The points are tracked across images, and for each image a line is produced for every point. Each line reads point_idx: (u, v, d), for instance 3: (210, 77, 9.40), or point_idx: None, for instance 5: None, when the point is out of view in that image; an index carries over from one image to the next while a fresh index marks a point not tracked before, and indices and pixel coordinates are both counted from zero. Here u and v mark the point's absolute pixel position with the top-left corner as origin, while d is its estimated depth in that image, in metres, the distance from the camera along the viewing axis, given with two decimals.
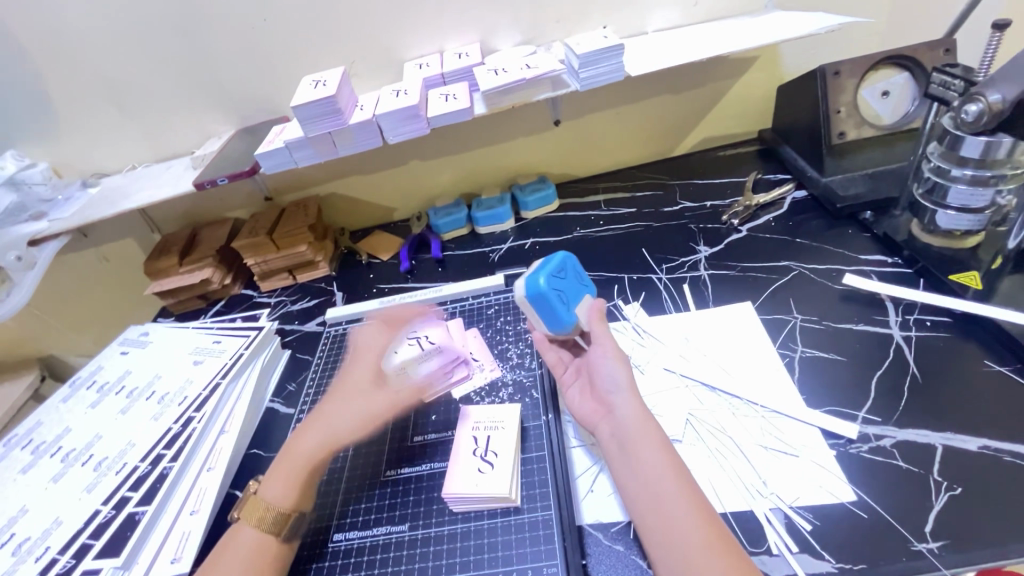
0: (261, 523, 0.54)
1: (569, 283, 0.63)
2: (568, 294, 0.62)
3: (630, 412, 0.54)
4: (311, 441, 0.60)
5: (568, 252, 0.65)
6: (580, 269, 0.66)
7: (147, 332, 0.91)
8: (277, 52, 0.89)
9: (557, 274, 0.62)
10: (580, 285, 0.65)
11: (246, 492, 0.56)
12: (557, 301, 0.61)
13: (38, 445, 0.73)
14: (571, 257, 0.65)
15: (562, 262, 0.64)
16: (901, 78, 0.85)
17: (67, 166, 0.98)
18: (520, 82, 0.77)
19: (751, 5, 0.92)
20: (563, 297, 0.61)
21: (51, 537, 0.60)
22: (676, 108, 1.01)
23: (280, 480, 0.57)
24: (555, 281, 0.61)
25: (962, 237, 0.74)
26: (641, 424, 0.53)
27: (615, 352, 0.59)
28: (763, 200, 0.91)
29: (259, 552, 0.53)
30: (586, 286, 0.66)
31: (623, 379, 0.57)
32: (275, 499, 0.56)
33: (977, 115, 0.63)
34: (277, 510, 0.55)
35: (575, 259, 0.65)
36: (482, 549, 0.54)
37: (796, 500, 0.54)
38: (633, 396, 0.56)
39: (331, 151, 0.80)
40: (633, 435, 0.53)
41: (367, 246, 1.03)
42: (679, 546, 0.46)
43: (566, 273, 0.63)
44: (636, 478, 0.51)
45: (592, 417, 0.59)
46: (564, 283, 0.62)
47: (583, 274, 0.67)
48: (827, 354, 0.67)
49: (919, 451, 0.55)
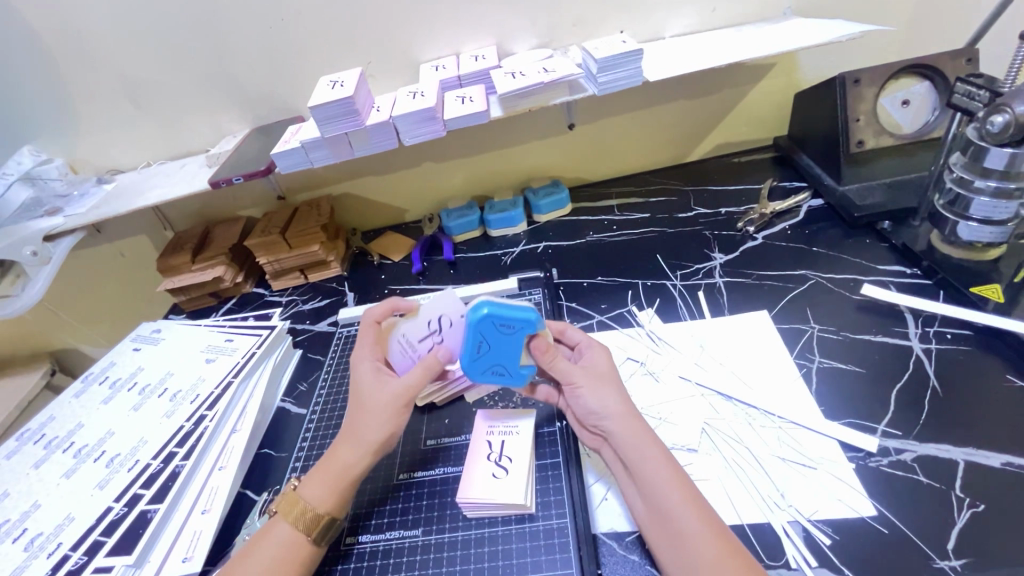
0: (298, 521, 0.54)
1: (496, 349, 0.58)
2: (502, 359, 0.59)
3: (621, 436, 0.53)
4: (358, 452, 0.57)
5: (476, 316, 0.57)
6: (502, 318, 0.57)
7: (159, 328, 0.91)
8: (294, 51, 0.89)
9: (477, 353, 0.59)
10: (510, 335, 0.58)
11: (286, 487, 0.57)
12: (498, 377, 0.60)
13: (51, 440, 0.73)
14: (482, 320, 0.57)
15: (476, 333, 0.58)
16: (921, 87, 0.83)
17: (83, 162, 0.98)
18: (537, 85, 0.76)
19: (769, 12, 0.92)
20: (500, 366, 0.60)
21: (62, 533, 0.60)
22: (692, 114, 1.01)
23: (324, 482, 0.56)
24: (481, 364, 0.59)
25: (984, 249, 0.73)
26: (638, 443, 0.52)
27: (594, 379, 0.57)
28: (778, 208, 0.90)
29: (289, 551, 0.53)
30: (520, 328, 0.57)
31: (609, 405, 0.55)
32: (319, 503, 0.55)
33: (1003, 126, 0.63)
34: (321, 513, 0.54)
35: (487, 319, 0.57)
36: (496, 556, 0.54)
37: (814, 513, 0.53)
38: (628, 419, 0.54)
39: (346, 152, 0.80)
40: (630, 457, 0.52)
41: (379, 247, 1.03)
42: (690, 559, 0.45)
43: (486, 342, 0.58)
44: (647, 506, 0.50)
45: (594, 441, 0.59)
46: (493, 353, 0.59)
47: (508, 319, 0.57)
48: (844, 365, 0.66)
49: (941, 467, 0.54)
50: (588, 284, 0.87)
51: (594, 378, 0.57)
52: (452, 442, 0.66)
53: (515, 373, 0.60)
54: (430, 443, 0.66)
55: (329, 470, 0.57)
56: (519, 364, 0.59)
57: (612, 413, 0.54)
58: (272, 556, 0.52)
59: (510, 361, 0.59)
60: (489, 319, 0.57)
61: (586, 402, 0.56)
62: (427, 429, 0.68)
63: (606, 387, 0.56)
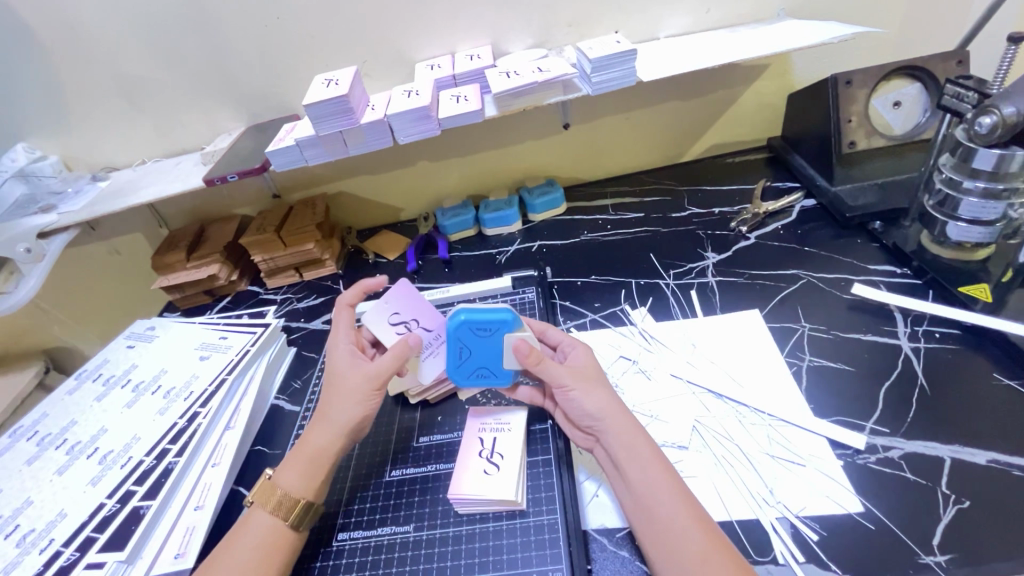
0: (278, 508, 0.54)
1: (477, 353, 0.61)
2: (485, 362, 0.61)
3: (613, 435, 0.53)
4: (328, 435, 0.58)
5: (456, 322, 0.60)
6: (477, 322, 0.60)
7: (153, 326, 0.91)
8: (288, 50, 0.89)
9: (460, 360, 0.61)
10: (489, 338, 0.60)
11: (262, 476, 0.56)
12: (484, 379, 0.62)
13: (44, 437, 0.73)
14: (460, 326, 0.60)
15: (455, 340, 0.60)
16: (912, 89, 0.84)
17: (77, 160, 0.98)
18: (531, 85, 0.76)
19: (762, 13, 0.92)
20: (484, 369, 0.62)
21: (55, 529, 0.60)
22: (685, 114, 1.01)
23: (299, 467, 0.57)
24: (467, 367, 0.62)
25: (974, 249, 0.74)
26: (629, 442, 0.53)
27: (583, 379, 0.57)
28: (772, 208, 0.90)
29: (272, 538, 0.53)
30: (497, 329, 0.60)
31: (600, 406, 0.55)
32: (295, 488, 0.56)
33: (990, 128, 0.64)
34: (298, 498, 0.55)
35: (464, 325, 0.60)
36: (488, 552, 0.54)
37: (803, 509, 0.53)
38: (619, 419, 0.54)
39: (341, 150, 0.80)
40: (621, 456, 0.52)
41: (374, 246, 1.04)
42: (681, 555, 0.46)
43: (467, 346, 0.61)
44: (636, 506, 0.50)
45: (586, 442, 0.59)
46: (475, 358, 0.61)
47: (484, 322, 0.60)
48: (835, 363, 0.67)
49: (928, 463, 0.55)
50: (582, 283, 0.88)
51: (584, 379, 0.57)
52: (445, 439, 0.66)
53: (499, 373, 0.62)
54: (423, 440, 0.66)
55: (301, 455, 0.58)
56: (502, 364, 0.62)
57: (604, 413, 0.55)
58: (254, 546, 0.52)
59: (492, 361, 0.61)
60: (465, 325, 0.60)
61: (577, 403, 0.56)
62: (421, 426, 0.68)
63: (595, 389, 0.57)
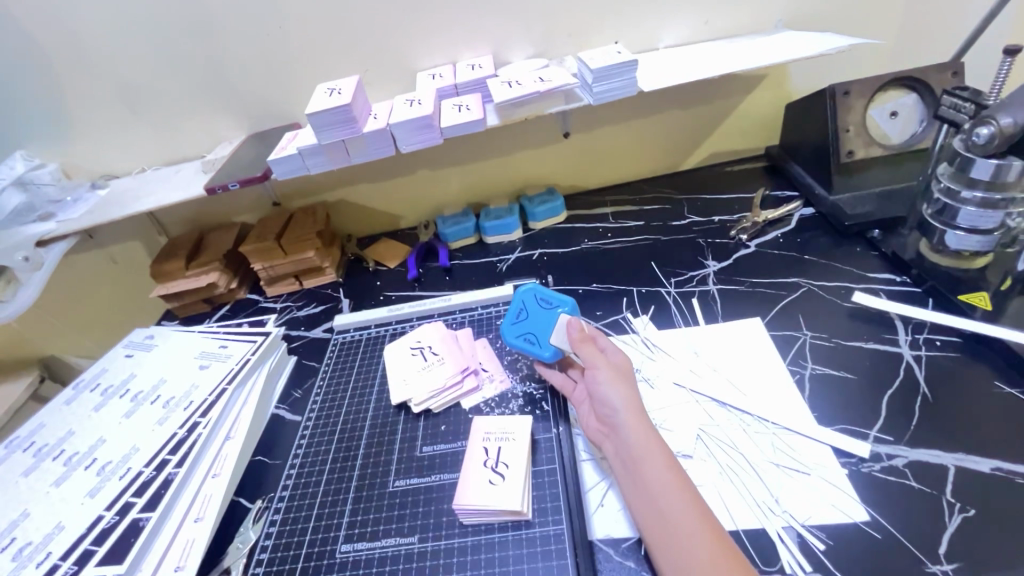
0: None
1: (531, 318, 0.70)
2: (536, 328, 0.69)
3: (629, 430, 0.54)
4: None
5: (529, 287, 0.72)
6: (544, 294, 0.71)
7: (152, 335, 0.90)
8: (291, 59, 0.89)
9: (517, 320, 0.71)
10: (547, 310, 0.70)
11: None
12: (525, 344, 0.68)
13: (41, 448, 0.72)
14: (527, 292, 0.72)
15: (520, 302, 0.72)
16: (909, 100, 0.86)
17: (76, 168, 0.97)
18: (533, 95, 0.77)
19: (761, 24, 0.93)
20: (531, 335, 0.69)
21: (53, 542, 0.59)
22: (685, 124, 1.02)
23: None
24: (518, 326, 0.70)
25: (971, 258, 0.75)
26: (644, 439, 0.53)
27: (613, 371, 0.59)
28: (770, 217, 0.91)
29: None
30: (556, 306, 0.70)
31: (621, 399, 0.57)
32: None
33: (988, 137, 0.65)
34: None
35: (531, 291, 0.72)
36: (493, 564, 0.54)
37: (808, 519, 0.53)
38: (635, 416, 0.55)
39: (343, 158, 0.80)
40: (636, 451, 0.53)
41: (375, 253, 1.03)
42: (684, 551, 0.46)
43: (525, 310, 0.71)
44: (644, 503, 0.51)
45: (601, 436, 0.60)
46: (529, 322, 0.70)
47: (549, 296, 0.71)
48: (837, 372, 0.67)
49: (932, 471, 0.55)
50: (584, 291, 0.88)
51: (617, 372, 0.59)
52: (449, 448, 0.66)
53: (541, 343, 0.68)
54: (426, 450, 0.66)
55: None
56: (549, 336, 0.68)
57: (624, 405, 0.56)
58: None
59: (542, 330, 0.68)
60: (534, 293, 0.72)
61: (602, 391, 0.58)
62: (424, 436, 0.68)
63: (622, 382, 0.58)
